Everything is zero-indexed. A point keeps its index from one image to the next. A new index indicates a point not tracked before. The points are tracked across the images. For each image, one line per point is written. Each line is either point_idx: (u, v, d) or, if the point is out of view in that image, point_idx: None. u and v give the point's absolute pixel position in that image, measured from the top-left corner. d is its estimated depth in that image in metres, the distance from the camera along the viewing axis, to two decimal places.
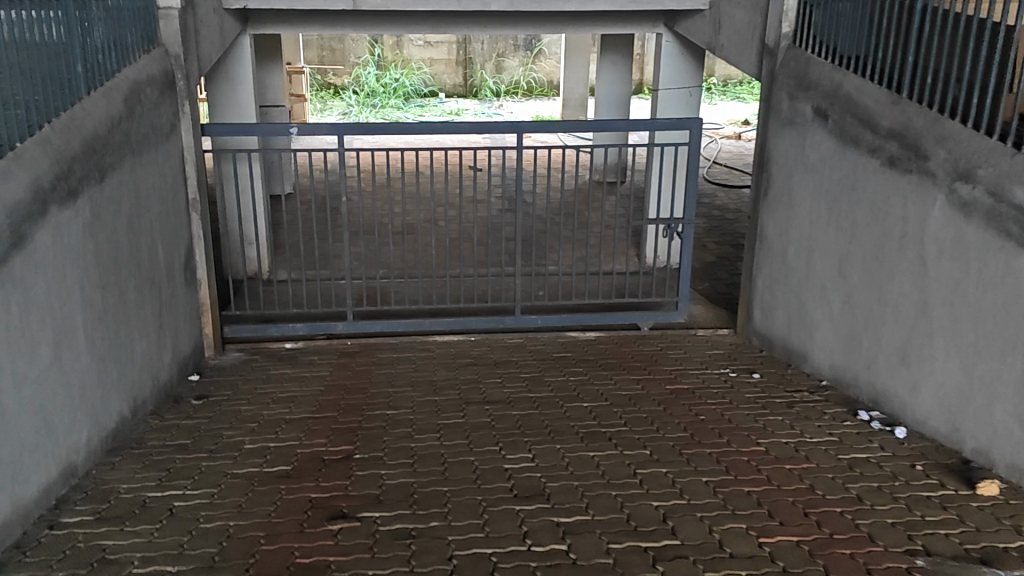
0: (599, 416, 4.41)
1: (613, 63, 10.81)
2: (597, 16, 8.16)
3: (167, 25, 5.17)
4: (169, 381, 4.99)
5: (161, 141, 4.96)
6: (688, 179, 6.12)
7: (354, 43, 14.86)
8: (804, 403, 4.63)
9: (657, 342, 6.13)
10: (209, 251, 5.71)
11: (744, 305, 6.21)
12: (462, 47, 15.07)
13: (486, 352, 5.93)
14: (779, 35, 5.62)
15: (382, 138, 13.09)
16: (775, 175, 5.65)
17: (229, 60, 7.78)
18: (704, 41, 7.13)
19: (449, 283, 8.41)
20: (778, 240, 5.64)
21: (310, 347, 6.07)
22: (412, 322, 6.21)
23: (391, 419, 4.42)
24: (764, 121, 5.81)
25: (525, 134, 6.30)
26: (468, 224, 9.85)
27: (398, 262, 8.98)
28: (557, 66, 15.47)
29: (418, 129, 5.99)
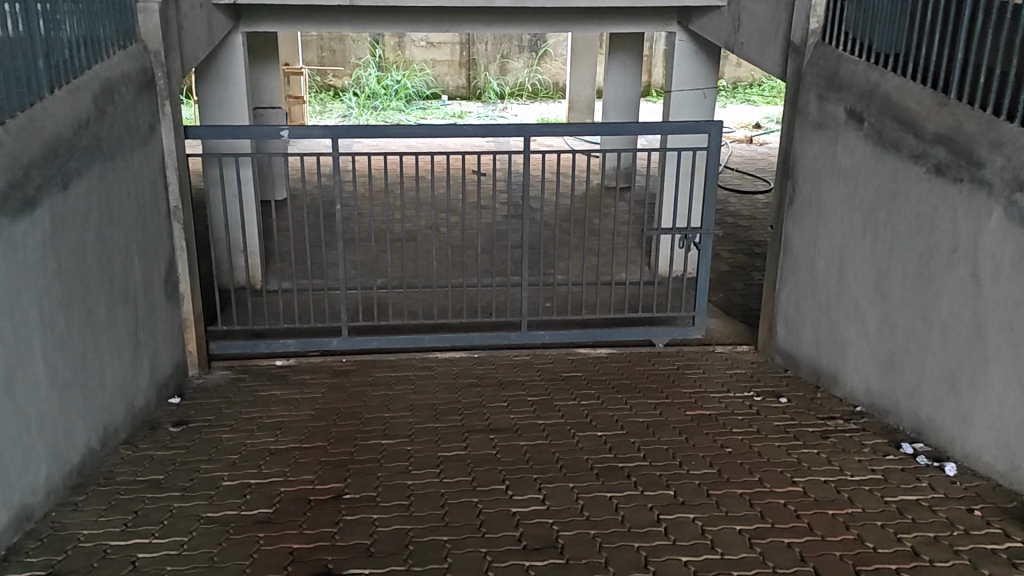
0: (615, 447, 4.00)
1: (622, 64, 10.41)
2: (606, 13, 7.76)
3: (146, 19, 4.78)
4: (145, 405, 4.59)
5: (138, 144, 4.58)
6: (706, 186, 5.70)
7: (355, 44, 14.47)
8: (839, 434, 4.22)
9: (673, 361, 5.72)
10: (192, 263, 5.31)
11: (766, 320, 5.80)
12: (466, 48, 14.67)
13: (489, 371, 5.52)
14: (806, 32, 5.21)
15: (383, 141, 12.69)
16: (802, 182, 5.25)
17: (220, 59, 7.40)
18: (721, 39, 6.72)
19: (451, 293, 8.02)
20: (804, 253, 5.25)
21: (301, 365, 5.66)
22: (411, 338, 5.81)
23: (387, 450, 4.02)
24: (789, 124, 5.41)
25: (532, 138, 5.90)
26: (471, 231, 9.45)
27: (398, 272, 8.59)
28: (563, 67, 15.07)
29: (417, 133, 5.58)
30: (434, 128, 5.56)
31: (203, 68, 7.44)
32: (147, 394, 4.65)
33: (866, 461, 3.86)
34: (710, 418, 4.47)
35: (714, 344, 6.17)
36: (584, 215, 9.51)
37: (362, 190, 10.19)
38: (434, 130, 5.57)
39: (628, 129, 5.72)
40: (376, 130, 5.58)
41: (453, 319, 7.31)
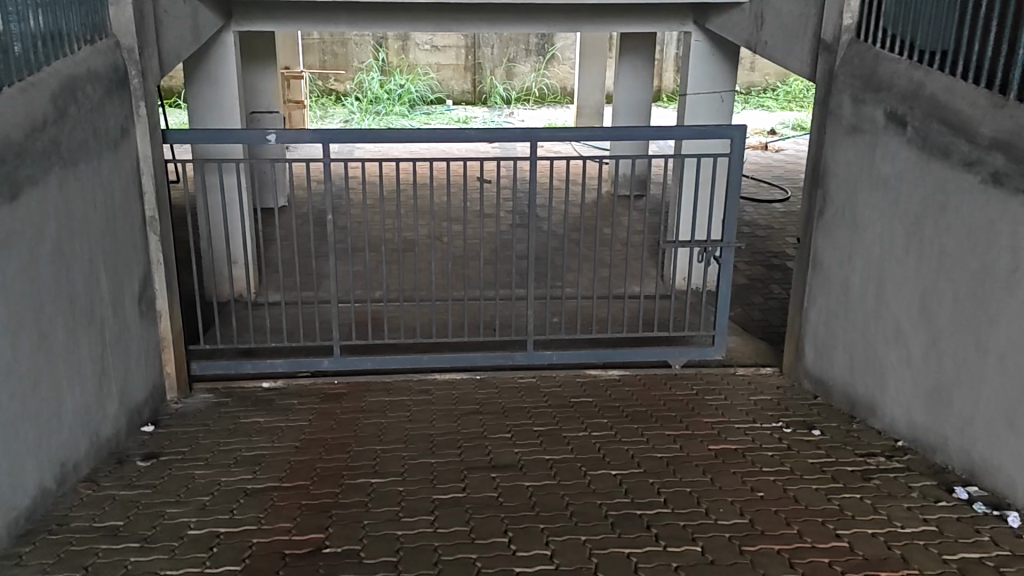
0: (632, 489, 3.57)
1: (633, 67, 9.98)
2: (619, 12, 7.33)
3: (118, 13, 4.37)
4: (113, 436, 4.18)
5: (107, 149, 4.16)
6: (728, 196, 5.26)
7: (358, 47, 14.08)
8: (883, 475, 3.78)
9: (691, 385, 5.27)
10: (171, 277, 4.90)
11: (792, 340, 5.36)
12: (471, 51, 14.26)
13: (492, 395, 5.09)
14: (839, 28, 4.77)
15: (385, 147, 12.27)
16: (834, 192, 4.82)
17: (210, 60, 7.00)
18: (742, 37, 6.28)
19: (454, 307, 7.59)
20: (836, 268, 4.82)
21: (289, 386, 5.24)
22: (408, 359, 5.38)
23: (375, 492, 3.59)
24: (820, 128, 4.98)
25: (539, 143, 5.47)
26: (475, 241, 9.04)
27: (398, 284, 8.17)
28: (571, 72, 14.65)
29: (416, 137, 5.15)
30: (433, 132, 5.13)
31: (192, 68, 7.04)
32: (117, 423, 4.24)
33: (914, 510, 3.44)
34: (736, 453, 4.04)
35: (735, 365, 5.72)
36: (594, 225, 9.08)
37: (362, 197, 9.77)
38: (433, 134, 5.15)
39: (643, 133, 5.28)
40: (370, 134, 5.15)
41: (455, 336, 6.88)
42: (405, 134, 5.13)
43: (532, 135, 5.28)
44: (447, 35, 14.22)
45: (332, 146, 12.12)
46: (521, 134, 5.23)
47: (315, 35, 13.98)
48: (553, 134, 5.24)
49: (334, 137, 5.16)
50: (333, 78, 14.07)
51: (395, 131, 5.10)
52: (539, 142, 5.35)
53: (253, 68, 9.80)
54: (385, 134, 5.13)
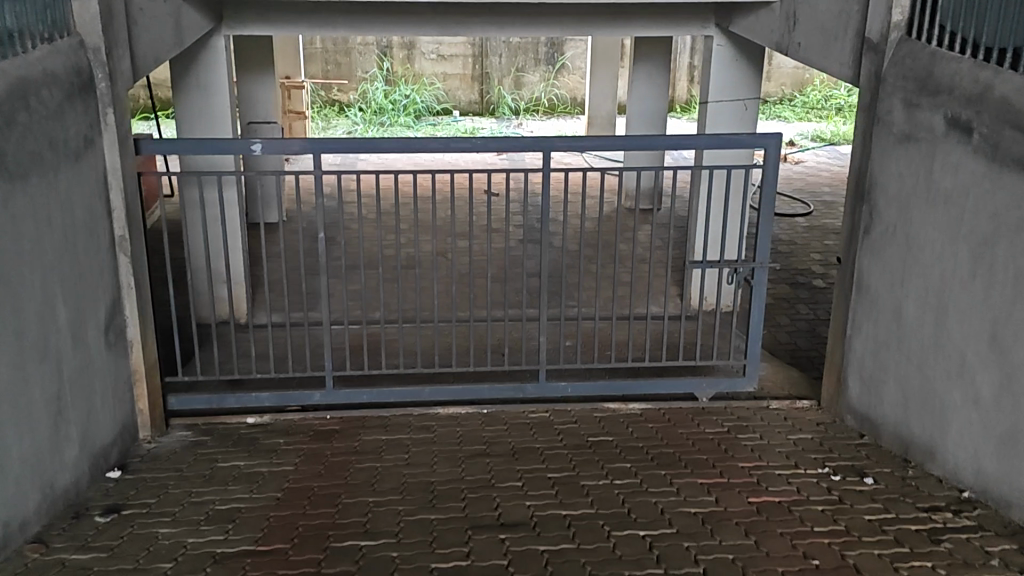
0: (665, 558, 3.10)
1: (648, 75, 9.48)
2: (636, 14, 6.80)
3: (82, 8, 3.89)
4: (72, 486, 3.71)
5: (66, 160, 3.68)
6: (761, 211, 4.75)
7: (362, 57, 13.63)
8: (953, 537, 3.30)
9: (720, 421, 4.76)
10: (144, 303, 4.42)
11: (833, 371, 4.85)
12: (479, 60, 13.80)
13: (500, 432, 4.59)
14: (888, 25, 4.27)
15: (389, 159, 11.81)
16: (883, 207, 4.33)
17: (198, 65, 6.54)
18: (771, 40, 5.77)
19: (459, 328, 7.10)
20: (886, 293, 4.32)
21: (276, 422, 4.74)
22: (408, 392, 4.87)
23: (367, 561, 3.11)
24: (865, 137, 4.49)
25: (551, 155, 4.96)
26: (482, 257, 8.55)
27: (401, 304, 7.69)
28: (582, 81, 14.16)
29: (416, 147, 4.66)
30: (434, 140, 4.63)
31: (180, 74, 6.59)
32: (78, 471, 3.76)
33: None
34: (780, 507, 3.53)
35: (767, 399, 5.20)
36: (608, 240, 8.57)
37: (363, 212, 9.29)
38: (435, 143, 4.64)
39: (666, 143, 4.77)
40: (364, 144, 4.66)
41: (460, 362, 6.37)
42: (401, 143, 4.63)
43: (544, 146, 4.77)
44: (453, 43, 13.76)
45: (334, 158, 11.66)
46: (531, 144, 4.74)
47: (318, 43, 13.52)
48: (568, 144, 4.73)
49: (325, 149, 4.65)
50: (336, 88, 13.61)
51: (392, 140, 4.59)
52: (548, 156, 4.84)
53: (248, 77, 9.33)
54: (380, 145, 4.63)
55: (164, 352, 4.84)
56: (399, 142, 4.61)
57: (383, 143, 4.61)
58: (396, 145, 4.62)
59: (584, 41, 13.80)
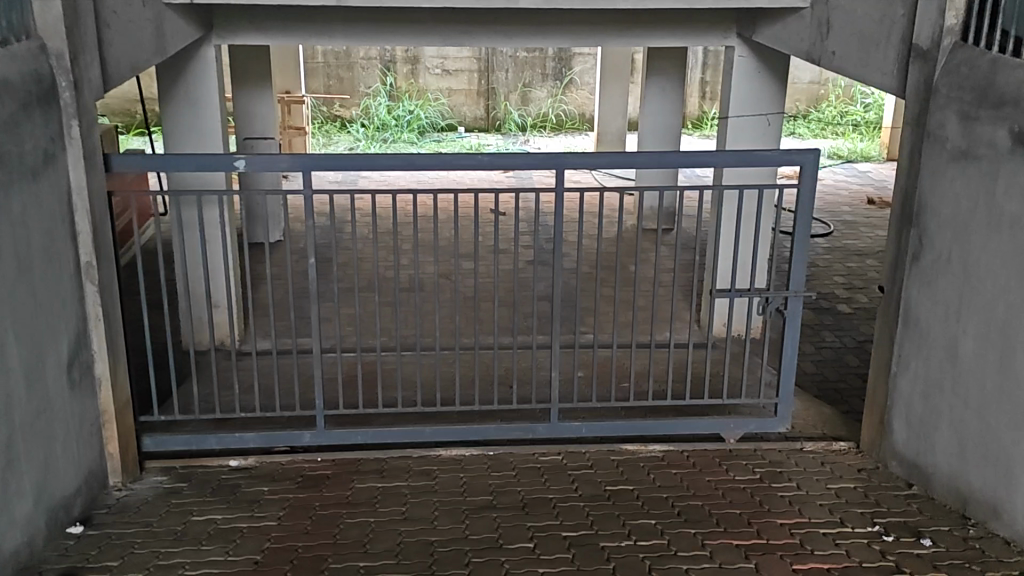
0: None
1: (661, 89, 9.07)
2: (652, 22, 6.38)
3: (44, 9, 3.49)
4: (23, 547, 3.30)
5: (21, 178, 3.28)
6: (797, 236, 4.30)
7: (365, 72, 13.26)
8: None
9: (752, 467, 4.32)
10: (114, 336, 4.01)
11: (876, 411, 4.41)
12: (484, 75, 13.43)
13: (509, 479, 4.14)
14: (940, 31, 3.85)
15: (392, 176, 11.43)
16: (934, 232, 3.91)
17: (186, 76, 6.15)
18: (801, 51, 5.31)
19: (464, 356, 6.68)
20: (939, 327, 3.90)
21: (261, 466, 4.31)
22: (406, 432, 4.44)
23: None
24: (911, 155, 4.08)
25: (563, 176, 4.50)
26: (489, 278, 8.13)
27: (403, 328, 7.26)
28: (591, 97, 13.74)
29: (417, 165, 4.24)
30: (435, 156, 4.21)
31: (169, 86, 6.20)
32: (31, 529, 3.34)
33: None
34: None
35: (801, 440, 4.76)
36: (620, 261, 8.15)
37: (364, 232, 8.88)
38: (437, 160, 4.22)
39: (691, 160, 4.33)
40: (360, 161, 4.25)
41: (465, 394, 5.95)
42: (401, 160, 4.22)
43: (558, 165, 4.34)
44: (459, 58, 13.38)
45: (334, 175, 11.27)
46: (543, 160, 4.31)
47: (320, 57, 13.15)
48: (582, 162, 4.31)
49: (316, 167, 4.23)
50: (337, 103, 13.23)
51: (390, 156, 4.18)
52: (561, 174, 4.41)
53: (245, 91, 8.94)
54: (379, 162, 4.21)
55: (139, 387, 4.41)
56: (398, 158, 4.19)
57: (379, 160, 4.20)
58: (395, 163, 4.21)
59: (592, 55, 13.41)
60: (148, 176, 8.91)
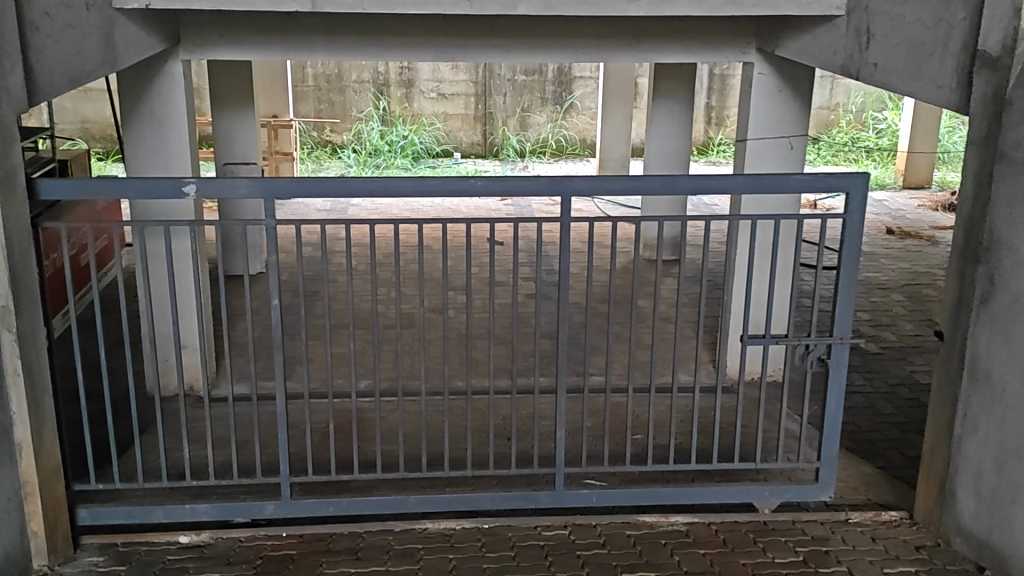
0: None
1: (669, 113, 8.49)
2: (665, 34, 5.82)
3: None
4: None
5: None
6: (841, 274, 3.71)
7: (358, 95, 12.70)
8: None
9: (791, 546, 3.70)
10: (39, 393, 3.38)
11: (932, 478, 3.81)
12: (482, 99, 12.89)
13: (506, 563, 3.52)
14: (1013, 35, 3.26)
15: (384, 204, 10.87)
16: (1010, 272, 3.32)
17: (150, 91, 5.58)
18: (833, 65, 4.70)
19: (457, 402, 6.06)
20: (1019, 385, 3.31)
21: (217, 544, 3.70)
22: (387, 503, 3.81)
23: None
24: (978, 181, 3.48)
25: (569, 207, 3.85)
26: (485, 313, 7.52)
27: (390, 369, 6.64)
28: (593, 122, 13.15)
29: (396, 193, 3.61)
30: (417, 180, 3.58)
31: (131, 106, 5.61)
32: None
33: None
34: None
35: (843, 510, 4.14)
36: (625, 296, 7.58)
37: (351, 264, 8.27)
38: (419, 186, 3.60)
39: (719, 185, 3.72)
40: (332, 186, 3.64)
41: (457, 447, 5.33)
42: (377, 187, 3.59)
43: (562, 193, 3.71)
44: (455, 81, 12.84)
45: (323, 204, 10.72)
46: (545, 187, 3.69)
47: (309, 80, 12.57)
48: (590, 189, 3.69)
49: (278, 194, 3.59)
50: (328, 128, 12.65)
51: (368, 180, 3.56)
52: (568, 202, 3.79)
53: (224, 112, 8.33)
54: (350, 188, 3.58)
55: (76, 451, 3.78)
56: (374, 181, 3.57)
57: (350, 188, 3.57)
58: (371, 191, 3.58)
59: (594, 78, 12.86)
60: (122, 204, 8.31)
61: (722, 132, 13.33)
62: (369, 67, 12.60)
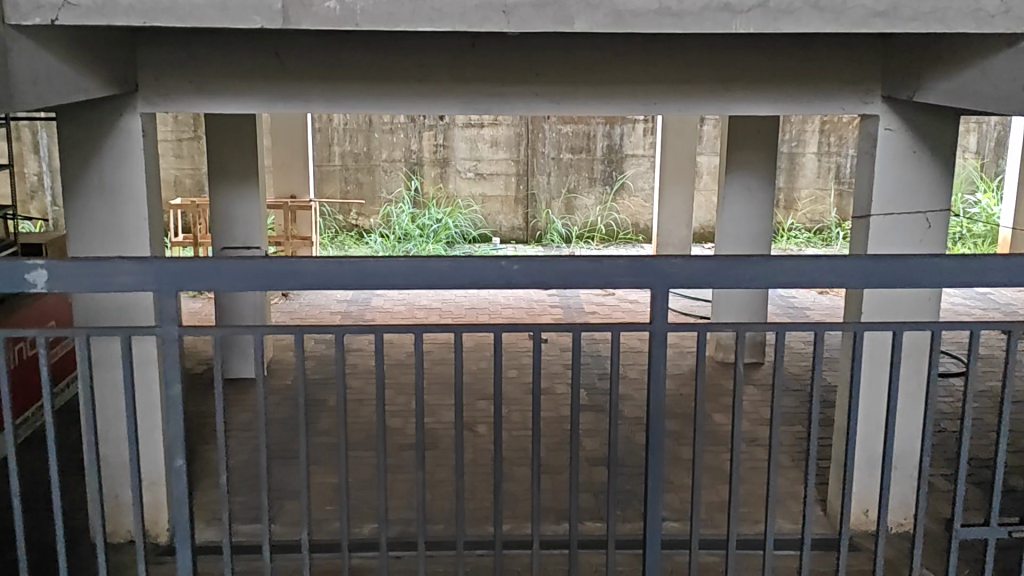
0: None
1: (745, 190, 7.10)
2: (765, 81, 4.44)
3: None
4: None
5: None
6: None
7: (387, 175, 11.52)
8: None
9: None
10: None
11: None
12: (524, 179, 11.64)
13: None
14: None
15: (411, 294, 9.66)
16: None
17: (103, 153, 4.31)
18: (1013, 101, 3.27)
19: (485, 560, 4.56)
20: None
21: None
22: None
23: None
24: None
25: (661, 306, 2.45)
26: (524, 432, 6.09)
27: (402, 503, 5.18)
28: (647, 205, 11.73)
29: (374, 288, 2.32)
30: (413, 259, 2.31)
31: (76, 174, 4.33)
32: None
33: None
34: None
35: None
36: (685, 410, 6.40)
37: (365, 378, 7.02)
38: (405, 275, 2.32)
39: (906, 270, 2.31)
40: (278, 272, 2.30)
41: None
42: (336, 282, 2.30)
43: (642, 282, 2.41)
44: (494, 159, 11.61)
45: (344, 293, 9.62)
46: (617, 272, 2.38)
47: (336, 159, 11.41)
48: (690, 278, 2.39)
49: (180, 285, 2.28)
50: (355, 210, 11.46)
51: (337, 260, 2.28)
52: (655, 297, 2.43)
53: (222, 189, 7.10)
54: (292, 284, 2.30)
55: None
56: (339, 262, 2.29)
57: (295, 279, 2.30)
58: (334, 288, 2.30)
59: (650, 157, 11.53)
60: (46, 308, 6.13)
61: (792, 217, 11.97)
62: (400, 144, 11.45)
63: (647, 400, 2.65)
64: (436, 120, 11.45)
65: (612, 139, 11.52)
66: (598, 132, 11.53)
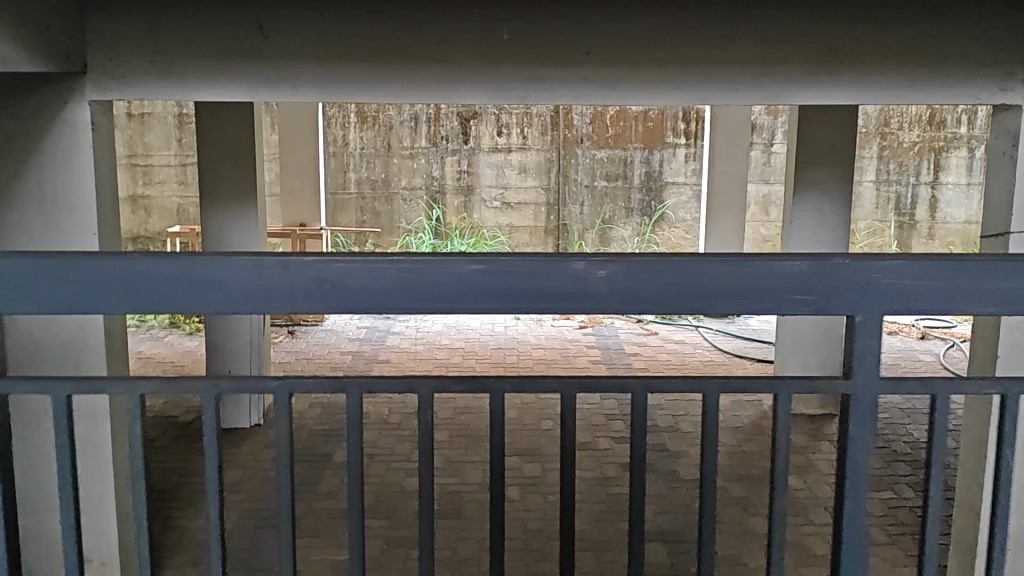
0: None
1: (816, 213, 6.15)
2: (881, 60, 3.47)
3: None
4: None
5: None
6: None
7: (406, 205, 10.70)
8: None
9: None
10: None
11: None
12: (555, 209, 10.78)
13: None
14: None
15: (432, 332, 8.75)
16: None
17: (46, 154, 3.45)
18: None
19: None
20: None
21: None
22: None
23: None
24: None
25: (859, 342, 1.55)
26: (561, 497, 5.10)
27: None
28: (689, 239, 10.72)
29: (307, 309, 1.51)
30: (431, 263, 1.49)
31: (10, 178, 3.47)
32: None
33: None
34: None
35: None
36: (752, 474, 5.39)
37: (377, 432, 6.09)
38: (366, 284, 1.50)
39: None
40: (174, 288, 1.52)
41: None
42: (240, 300, 1.51)
43: (835, 307, 1.51)
44: (522, 188, 10.73)
45: (359, 331, 8.73)
46: (775, 278, 1.50)
47: (352, 186, 10.60)
48: (907, 293, 1.51)
49: (9, 307, 1.53)
50: (371, 241, 10.69)
51: (277, 259, 1.51)
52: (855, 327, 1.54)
53: (216, 211, 6.23)
54: (169, 306, 1.52)
55: None
56: (243, 260, 1.51)
57: (174, 295, 1.52)
58: (236, 311, 1.51)
59: (692, 186, 10.52)
60: None
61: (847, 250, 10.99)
62: (420, 171, 10.62)
63: (840, 503, 1.68)
64: (460, 145, 10.59)
65: (650, 166, 10.56)
66: (635, 158, 10.59)
